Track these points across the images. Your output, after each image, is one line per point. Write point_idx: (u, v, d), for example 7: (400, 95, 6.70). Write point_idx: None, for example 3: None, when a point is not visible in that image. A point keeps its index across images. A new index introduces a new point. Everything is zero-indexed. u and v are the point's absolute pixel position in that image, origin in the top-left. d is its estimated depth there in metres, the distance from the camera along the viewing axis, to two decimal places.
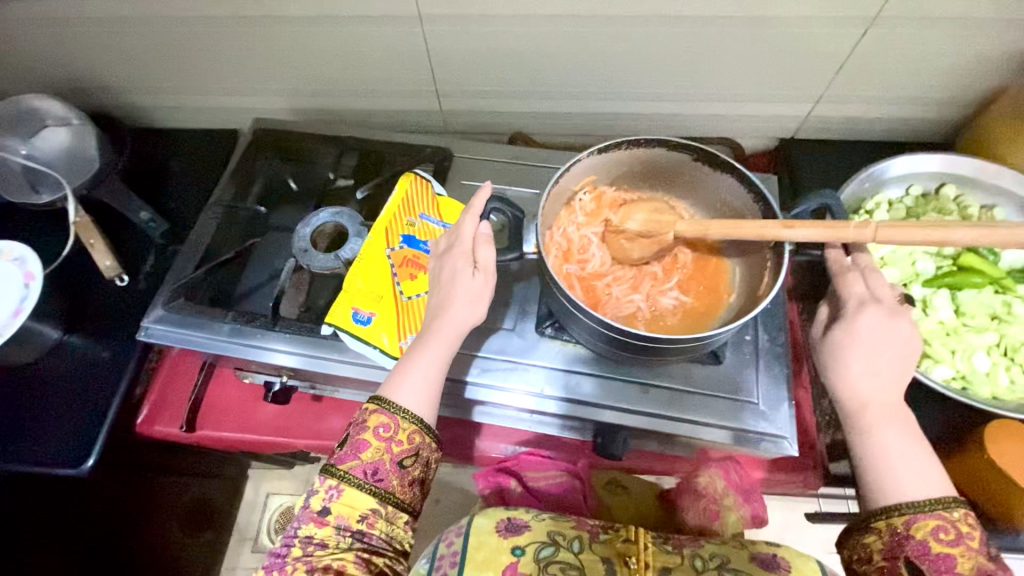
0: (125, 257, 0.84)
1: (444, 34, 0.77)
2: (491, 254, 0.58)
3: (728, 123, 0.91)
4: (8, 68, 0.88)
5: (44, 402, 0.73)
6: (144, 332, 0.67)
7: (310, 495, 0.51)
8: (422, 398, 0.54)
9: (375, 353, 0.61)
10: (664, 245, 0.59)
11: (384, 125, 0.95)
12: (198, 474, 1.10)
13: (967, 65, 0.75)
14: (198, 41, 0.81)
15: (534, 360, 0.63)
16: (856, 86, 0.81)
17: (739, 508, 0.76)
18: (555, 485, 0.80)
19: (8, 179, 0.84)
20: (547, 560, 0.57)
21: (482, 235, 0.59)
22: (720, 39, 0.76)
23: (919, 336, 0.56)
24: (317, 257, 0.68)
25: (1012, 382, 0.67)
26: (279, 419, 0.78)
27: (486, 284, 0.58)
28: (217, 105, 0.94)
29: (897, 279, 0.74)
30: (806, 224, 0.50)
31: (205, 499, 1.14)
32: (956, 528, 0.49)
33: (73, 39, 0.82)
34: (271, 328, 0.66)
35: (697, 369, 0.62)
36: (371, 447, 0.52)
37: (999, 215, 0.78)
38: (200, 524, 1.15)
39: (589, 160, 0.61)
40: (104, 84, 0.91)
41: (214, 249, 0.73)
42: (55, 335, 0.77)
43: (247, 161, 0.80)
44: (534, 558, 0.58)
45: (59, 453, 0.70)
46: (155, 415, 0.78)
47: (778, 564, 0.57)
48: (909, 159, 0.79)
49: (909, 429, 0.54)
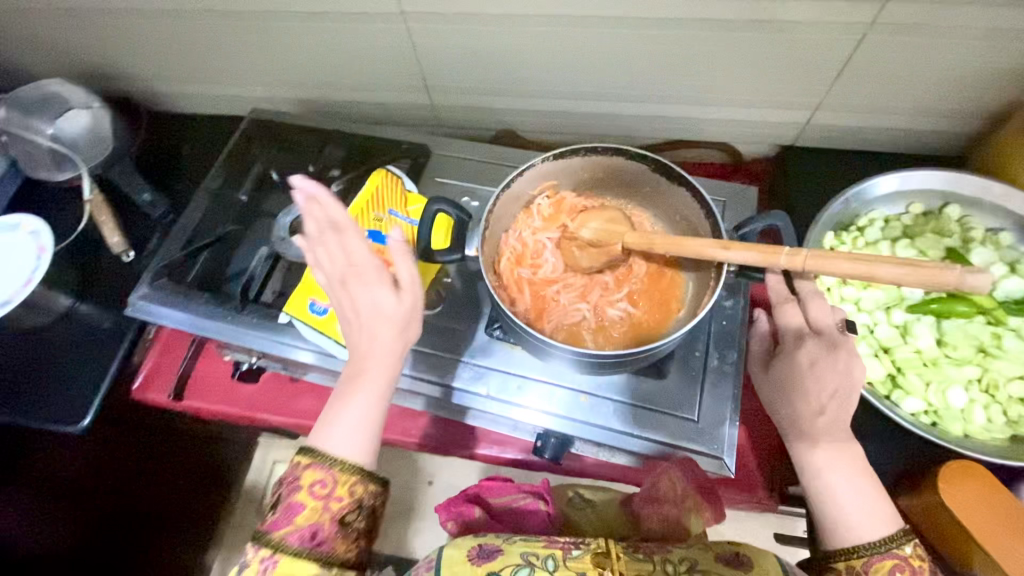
0: (132, 233, 0.89)
1: (429, 32, 0.77)
2: (409, 268, 0.59)
3: (724, 127, 0.87)
4: (39, 52, 0.95)
5: (51, 363, 0.80)
6: (132, 307, 0.72)
7: (243, 569, 0.54)
8: (360, 447, 0.57)
9: (328, 342, 0.65)
10: (612, 256, 0.59)
11: (379, 119, 0.97)
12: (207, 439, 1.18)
13: (979, 76, 0.70)
14: (203, 34, 0.85)
15: (478, 360, 0.65)
16: (858, 95, 0.76)
17: (700, 511, 0.65)
18: (519, 507, 0.74)
19: (35, 157, 0.91)
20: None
21: (398, 248, 0.58)
22: (710, 42, 0.73)
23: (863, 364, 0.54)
24: (293, 246, 0.74)
25: (990, 421, 0.63)
26: (256, 397, 0.82)
27: (413, 303, 0.59)
28: (225, 94, 0.98)
29: (880, 301, 0.70)
30: (742, 247, 0.49)
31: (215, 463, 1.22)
32: (910, 564, 0.49)
33: (93, 29, 0.88)
34: (240, 311, 0.71)
35: (641, 384, 0.62)
36: (307, 509, 0.54)
37: (1003, 241, 0.73)
38: (209, 485, 1.23)
39: (545, 166, 0.61)
40: (122, 71, 0.97)
41: (200, 233, 0.78)
42: (66, 303, 0.83)
43: (242, 150, 0.84)
44: None
45: (59, 413, 0.76)
46: (149, 382, 0.84)
47: (743, 560, 0.56)
48: (901, 175, 0.74)
49: (849, 471, 0.53)
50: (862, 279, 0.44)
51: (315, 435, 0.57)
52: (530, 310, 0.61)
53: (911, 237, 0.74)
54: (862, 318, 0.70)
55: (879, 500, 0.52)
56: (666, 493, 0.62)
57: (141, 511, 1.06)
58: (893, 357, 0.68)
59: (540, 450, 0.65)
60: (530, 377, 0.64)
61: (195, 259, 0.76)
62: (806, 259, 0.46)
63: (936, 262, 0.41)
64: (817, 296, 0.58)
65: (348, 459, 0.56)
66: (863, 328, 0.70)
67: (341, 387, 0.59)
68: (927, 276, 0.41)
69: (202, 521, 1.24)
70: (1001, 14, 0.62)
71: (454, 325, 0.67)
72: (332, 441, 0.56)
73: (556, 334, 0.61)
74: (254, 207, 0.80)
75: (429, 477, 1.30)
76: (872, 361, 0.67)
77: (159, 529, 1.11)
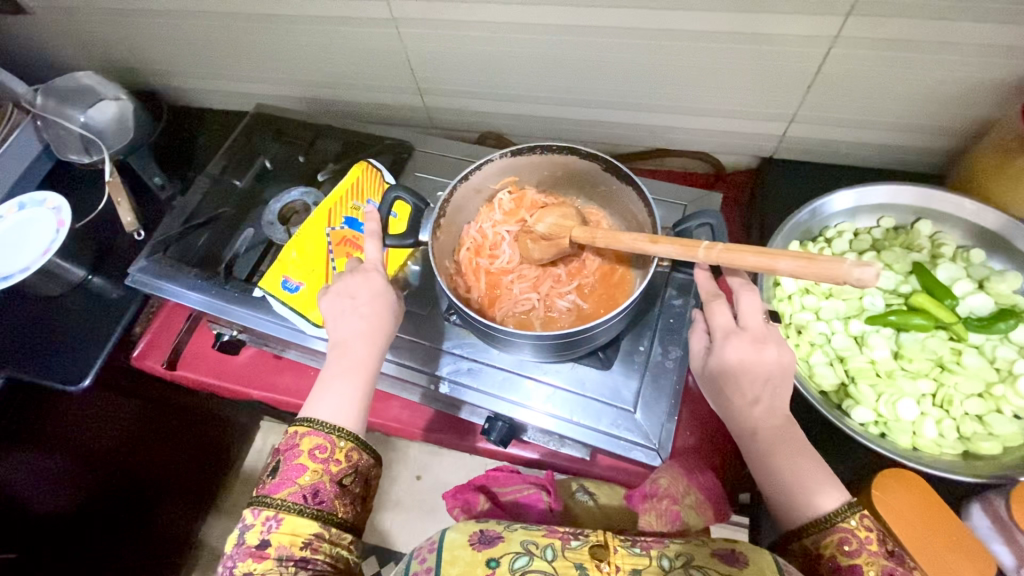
0: (145, 214, 0.97)
1: (414, 36, 0.82)
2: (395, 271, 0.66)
3: (705, 139, 0.88)
4: (75, 47, 1.05)
5: (64, 326, 0.87)
6: (131, 278, 0.79)
7: (245, 532, 0.53)
8: (350, 414, 0.58)
9: (298, 317, 0.70)
10: (561, 249, 0.61)
11: (376, 116, 1.02)
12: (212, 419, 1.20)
13: (948, 93, 0.70)
14: (211, 33, 0.93)
15: (435, 342, 0.70)
16: (831, 108, 0.77)
17: (702, 510, 0.64)
18: (522, 497, 0.70)
19: (67, 142, 1.00)
20: (522, 572, 0.51)
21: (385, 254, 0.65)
22: (682, 54, 0.74)
23: (794, 353, 0.55)
24: (279, 230, 0.80)
25: (940, 436, 0.62)
26: (242, 371, 0.87)
27: (399, 300, 0.65)
28: (237, 89, 1.06)
29: (842, 311, 0.70)
30: (669, 241, 0.53)
31: (222, 445, 1.27)
32: (856, 536, 0.49)
33: (117, 26, 0.96)
34: (223, 285, 0.76)
35: (585, 371, 0.66)
36: (308, 471, 0.54)
37: (974, 258, 0.71)
38: (215, 462, 1.27)
39: (503, 161, 0.65)
40: (146, 66, 1.06)
41: (197, 212, 0.84)
42: (80, 275, 0.90)
43: (245, 140, 0.91)
44: (508, 570, 0.52)
45: (62, 372, 0.83)
46: (149, 351, 0.90)
47: (740, 556, 0.51)
48: (857, 193, 0.74)
49: (791, 456, 0.54)
50: (765, 273, 0.48)
51: (308, 408, 0.58)
52: (484, 297, 0.66)
53: (878, 250, 0.74)
54: (819, 327, 0.70)
55: (824, 476, 0.53)
56: (669, 491, 0.63)
57: (140, 483, 1.08)
58: (847, 365, 0.68)
59: (487, 433, 0.67)
60: (483, 362, 0.68)
61: (193, 237, 0.82)
62: (720, 254, 0.50)
63: (828, 256, 0.45)
64: (744, 289, 0.58)
65: (342, 427, 0.57)
66: (821, 336, 0.70)
67: (330, 363, 0.61)
68: (817, 271, 0.45)
69: (198, 492, 1.25)
70: (981, 29, 0.62)
71: (420, 311, 0.72)
72: (325, 411, 0.57)
73: (506, 322, 0.65)
74: (250, 192, 0.86)
75: (418, 471, 1.21)
76: (826, 368, 0.67)
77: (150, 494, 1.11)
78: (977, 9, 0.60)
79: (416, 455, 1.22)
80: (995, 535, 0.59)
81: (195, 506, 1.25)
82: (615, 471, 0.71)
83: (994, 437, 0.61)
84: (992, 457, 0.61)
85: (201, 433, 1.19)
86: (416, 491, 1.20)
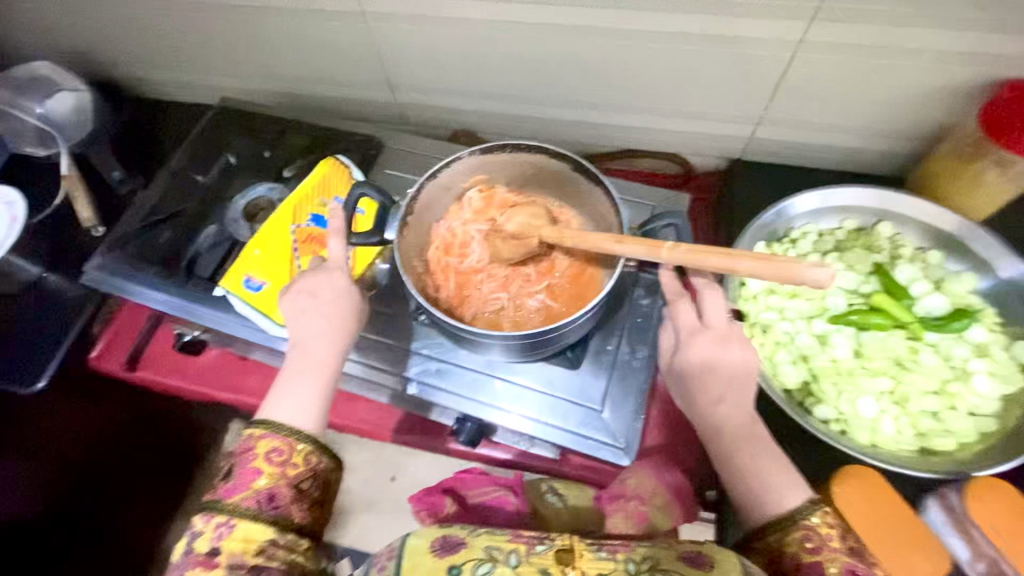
0: (103, 209, 0.94)
1: (384, 30, 0.80)
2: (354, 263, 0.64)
3: (676, 141, 0.88)
4: (29, 35, 1.01)
5: (17, 328, 0.84)
6: (87, 275, 0.77)
7: (195, 539, 0.52)
8: (309, 415, 0.56)
9: (262, 318, 0.69)
10: (530, 249, 0.61)
11: (347, 113, 1.00)
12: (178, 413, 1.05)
13: (907, 97, 0.72)
14: (173, 23, 0.90)
15: (403, 343, 0.69)
16: (796, 111, 0.78)
17: (670, 511, 0.64)
18: (489, 500, 0.69)
19: (24, 134, 0.96)
20: None
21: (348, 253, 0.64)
22: (651, 55, 0.74)
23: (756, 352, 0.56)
24: (244, 228, 0.78)
25: (896, 432, 0.64)
26: (203, 373, 0.84)
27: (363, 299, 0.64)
28: (202, 82, 1.03)
29: (805, 311, 0.72)
30: (633, 241, 0.53)
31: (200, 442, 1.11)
32: (818, 533, 0.50)
33: (75, 13, 0.93)
34: (183, 284, 0.75)
35: (553, 371, 0.65)
36: (262, 475, 0.53)
37: (932, 259, 0.74)
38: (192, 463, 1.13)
39: (473, 159, 0.64)
40: (105, 56, 1.02)
41: (157, 208, 0.81)
42: (35, 272, 0.87)
43: (208, 134, 0.89)
44: None
45: (14, 373, 0.81)
46: (108, 352, 0.86)
47: (703, 560, 0.51)
48: (821, 194, 0.75)
49: (751, 454, 0.55)
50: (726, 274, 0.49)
51: (266, 409, 0.57)
52: (452, 297, 0.65)
53: (842, 251, 0.75)
54: (783, 326, 0.71)
55: (784, 474, 0.54)
56: (637, 491, 0.64)
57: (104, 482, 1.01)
58: (810, 364, 0.69)
59: (456, 434, 0.66)
60: (452, 363, 0.67)
61: (152, 234, 0.79)
62: (684, 253, 0.51)
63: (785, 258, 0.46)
64: (707, 290, 0.59)
65: (302, 429, 0.55)
66: (785, 336, 0.71)
67: (292, 363, 0.60)
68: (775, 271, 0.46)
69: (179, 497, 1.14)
70: (940, 37, 0.63)
71: (388, 310, 0.71)
72: (283, 411, 0.56)
73: (475, 322, 0.64)
74: (214, 187, 0.83)
75: None
76: (789, 367, 0.69)
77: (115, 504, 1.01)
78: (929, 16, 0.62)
79: None
80: (948, 529, 0.61)
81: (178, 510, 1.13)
82: (587, 470, 0.71)
83: (950, 433, 0.64)
84: (945, 454, 0.64)
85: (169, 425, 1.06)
86: None
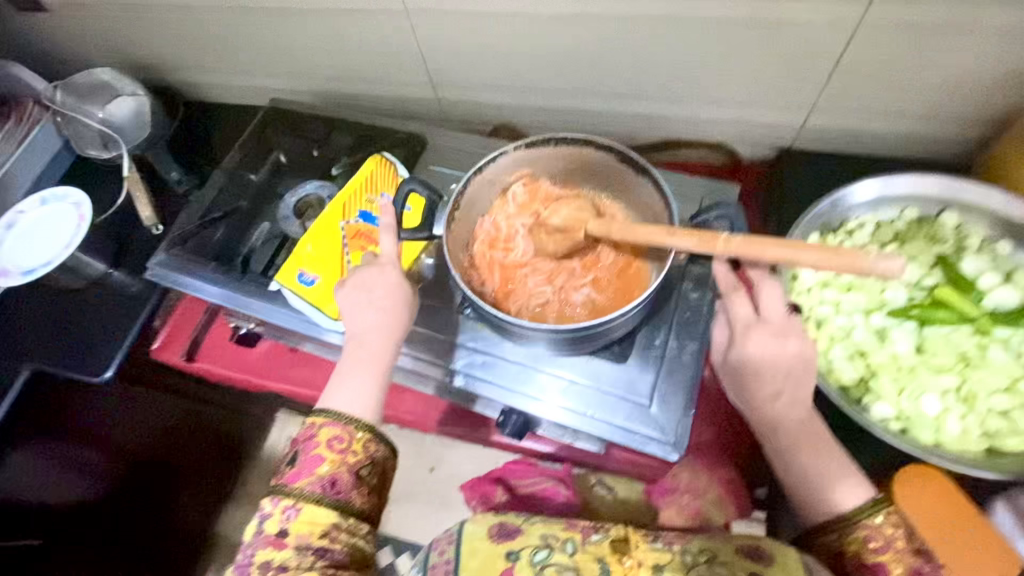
0: (162, 208, 0.98)
1: (427, 28, 0.81)
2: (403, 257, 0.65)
3: (721, 130, 0.86)
4: (93, 43, 1.06)
5: (87, 322, 0.89)
6: (150, 272, 0.80)
7: (265, 520, 0.54)
8: (365, 405, 0.58)
9: (314, 311, 0.71)
10: (576, 243, 0.61)
11: (388, 110, 1.02)
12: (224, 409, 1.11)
13: (976, 79, 0.68)
14: (225, 28, 0.93)
15: (451, 335, 0.70)
16: (851, 97, 0.75)
17: (724, 506, 0.66)
18: (539, 491, 0.72)
19: (85, 137, 1.01)
20: (542, 565, 0.52)
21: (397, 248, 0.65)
22: (698, 43, 0.73)
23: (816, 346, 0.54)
24: (294, 224, 0.80)
25: (963, 431, 0.61)
26: (258, 363, 0.88)
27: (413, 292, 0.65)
28: (251, 84, 1.06)
29: (862, 305, 0.69)
30: (686, 233, 0.52)
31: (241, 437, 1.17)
32: (882, 534, 0.49)
33: (134, 22, 0.97)
34: (240, 279, 0.77)
35: (600, 365, 0.65)
36: (326, 461, 0.55)
37: (1000, 250, 0.70)
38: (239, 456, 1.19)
39: (517, 153, 0.65)
40: (162, 62, 1.07)
41: (213, 206, 0.85)
42: (101, 269, 0.92)
43: (259, 134, 0.92)
44: (529, 562, 0.52)
45: (87, 365, 0.85)
46: (168, 344, 0.91)
47: (763, 552, 0.50)
48: (880, 182, 0.72)
49: (810, 450, 0.53)
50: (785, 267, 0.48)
51: (324, 399, 0.59)
52: (498, 290, 0.66)
53: (900, 242, 0.72)
54: (838, 321, 0.69)
55: (847, 471, 0.52)
56: (690, 486, 0.67)
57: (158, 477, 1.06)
58: (868, 360, 0.67)
59: (501, 426, 0.67)
60: (497, 356, 0.67)
61: (209, 232, 0.83)
62: (739, 245, 0.50)
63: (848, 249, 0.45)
64: (762, 283, 0.57)
65: (359, 418, 0.57)
66: (840, 330, 0.69)
67: (347, 354, 0.61)
68: None
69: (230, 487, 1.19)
70: (1010, 13, 0.60)
71: (435, 304, 0.72)
72: (341, 401, 0.58)
73: (521, 315, 0.65)
74: (265, 187, 0.86)
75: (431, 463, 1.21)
76: (845, 363, 0.67)
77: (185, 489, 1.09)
78: None
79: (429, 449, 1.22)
80: (1019, 533, 0.58)
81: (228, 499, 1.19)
82: (632, 465, 0.68)
83: (1021, 433, 0.60)
84: (1016, 454, 0.60)
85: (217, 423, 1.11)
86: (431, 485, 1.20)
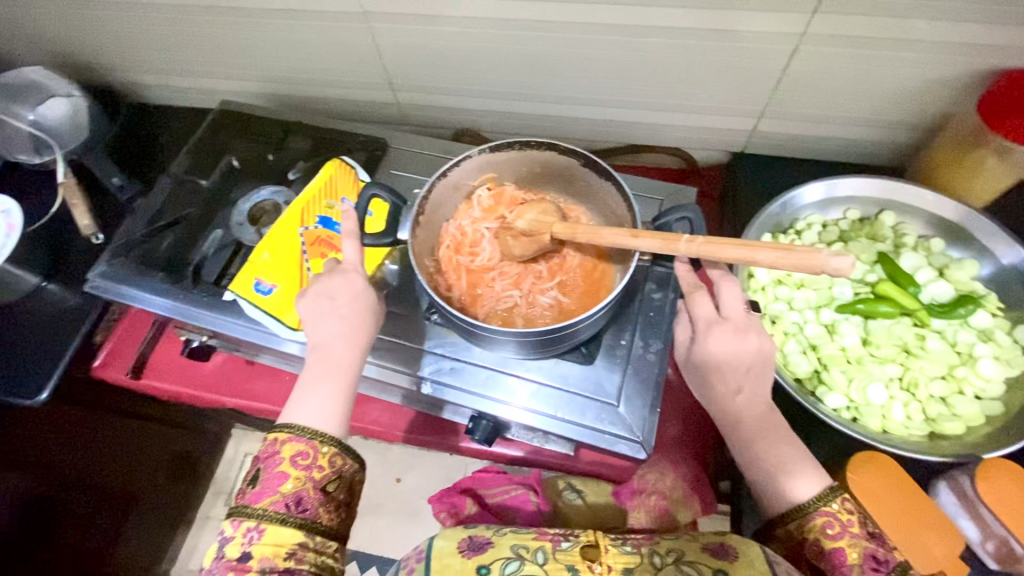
0: (103, 216, 0.92)
1: (386, 31, 0.80)
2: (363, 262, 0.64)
3: (678, 135, 0.89)
4: (21, 41, 0.99)
5: (17, 339, 0.81)
6: (91, 284, 0.75)
7: (226, 545, 0.52)
8: (330, 418, 0.56)
9: (271, 320, 0.68)
10: (542, 245, 0.61)
11: (347, 113, 1.00)
12: (180, 428, 1.11)
13: (911, 88, 0.72)
14: (170, 27, 0.89)
15: (417, 342, 0.68)
16: (799, 104, 0.79)
17: (689, 503, 0.67)
18: (511, 499, 0.71)
19: (15, 141, 0.94)
20: None
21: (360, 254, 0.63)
22: (656, 51, 0.74)
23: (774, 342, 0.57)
24: (249, 231, 0.77)
25: (907, 418, 0.65)
26: (213, 378, 0.84)
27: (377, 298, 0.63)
28: (201, 86, 1.02)
29: (812, 301, 0.73)
30: (649, 234, 0.53)
31: (189, 455, 1.17)
32: (839, 519, 0.50)
33: (67, 18, 0.91)
34: (191, 290, 0.73)
35: (568, 367, 0.66)
36: (290, 479, 0.53)
37: (935, 247, 0.75)
38: (184, 475, 1.17)
39: (481, 157, 0.64)
40: (101, 60, 1.00)
41: (160, 213, 0.81)
42: (34, 281, 0.85)
43: (209, 138, 0.88)
44: None
45: (17, 386, 0.77)
46: (111, 361, 0.85)
47: (729, 549, 0.52)
48: (825, 185, 0.76)
49: (769, 442, 0.55)
50: (745, 264, 0.49)
51: (287, 413, 0.57)
52: (465, 295, 0.65)
53: (846, 241, 0.76)
54: (791, 317, 0.72)
55: (806, 462, 0.54)
56: (656, 486, 0.68)
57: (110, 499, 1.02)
58: (819, 353, 0.70)
59: (470, 432, 0.66)
60: (465, 361, 0.67)
61: (156, 240, 0.78)
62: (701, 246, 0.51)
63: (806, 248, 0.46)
64: (723, 282, 0.59)
65: (324, 432, 0.55)
66: (793, 325, 0.72)
67: (310, 365, 0.59)
68: (795, 261, 0.46)
69: (174, 510, 1.17)
70: (937, 28, 0.64)
71: (400, 311, 0.71)
72: (305, 415, 0.56)
73: (489, 319, 0.64)
74: (216, 194, 0.83)
75: (397, 473, 1.19)
76: (800, 357, 0.69)
77: (133, 513, 1.07)
78: (932, 9, 0.62)
79: (395, 458, 1.19)
80: (960, 512, 0.62)
81: (171, 522, 1.17)
82: (599, 465, 0.69)
83: (957, 417, 0.65)
84: (955, 436, 0.64)
85: (172, 442, 1.10)
86: (397, 495, 1.17)
